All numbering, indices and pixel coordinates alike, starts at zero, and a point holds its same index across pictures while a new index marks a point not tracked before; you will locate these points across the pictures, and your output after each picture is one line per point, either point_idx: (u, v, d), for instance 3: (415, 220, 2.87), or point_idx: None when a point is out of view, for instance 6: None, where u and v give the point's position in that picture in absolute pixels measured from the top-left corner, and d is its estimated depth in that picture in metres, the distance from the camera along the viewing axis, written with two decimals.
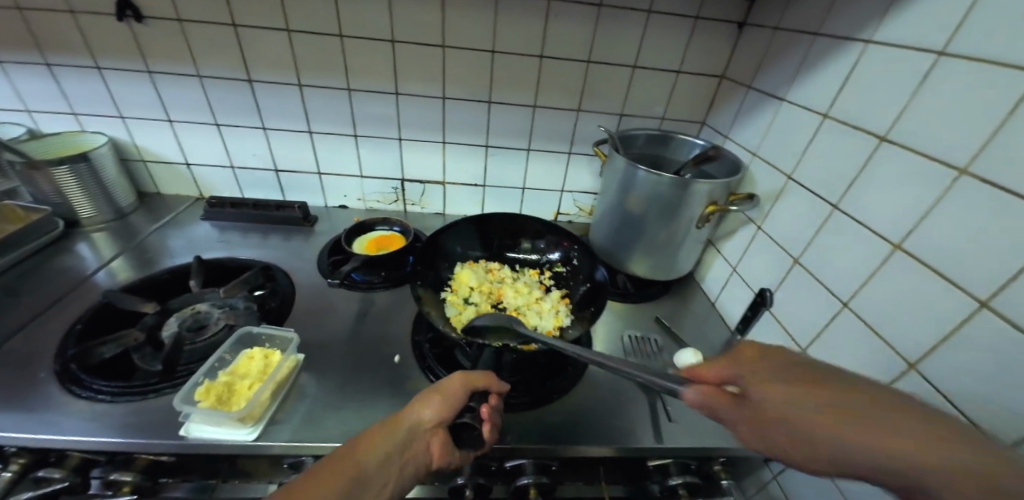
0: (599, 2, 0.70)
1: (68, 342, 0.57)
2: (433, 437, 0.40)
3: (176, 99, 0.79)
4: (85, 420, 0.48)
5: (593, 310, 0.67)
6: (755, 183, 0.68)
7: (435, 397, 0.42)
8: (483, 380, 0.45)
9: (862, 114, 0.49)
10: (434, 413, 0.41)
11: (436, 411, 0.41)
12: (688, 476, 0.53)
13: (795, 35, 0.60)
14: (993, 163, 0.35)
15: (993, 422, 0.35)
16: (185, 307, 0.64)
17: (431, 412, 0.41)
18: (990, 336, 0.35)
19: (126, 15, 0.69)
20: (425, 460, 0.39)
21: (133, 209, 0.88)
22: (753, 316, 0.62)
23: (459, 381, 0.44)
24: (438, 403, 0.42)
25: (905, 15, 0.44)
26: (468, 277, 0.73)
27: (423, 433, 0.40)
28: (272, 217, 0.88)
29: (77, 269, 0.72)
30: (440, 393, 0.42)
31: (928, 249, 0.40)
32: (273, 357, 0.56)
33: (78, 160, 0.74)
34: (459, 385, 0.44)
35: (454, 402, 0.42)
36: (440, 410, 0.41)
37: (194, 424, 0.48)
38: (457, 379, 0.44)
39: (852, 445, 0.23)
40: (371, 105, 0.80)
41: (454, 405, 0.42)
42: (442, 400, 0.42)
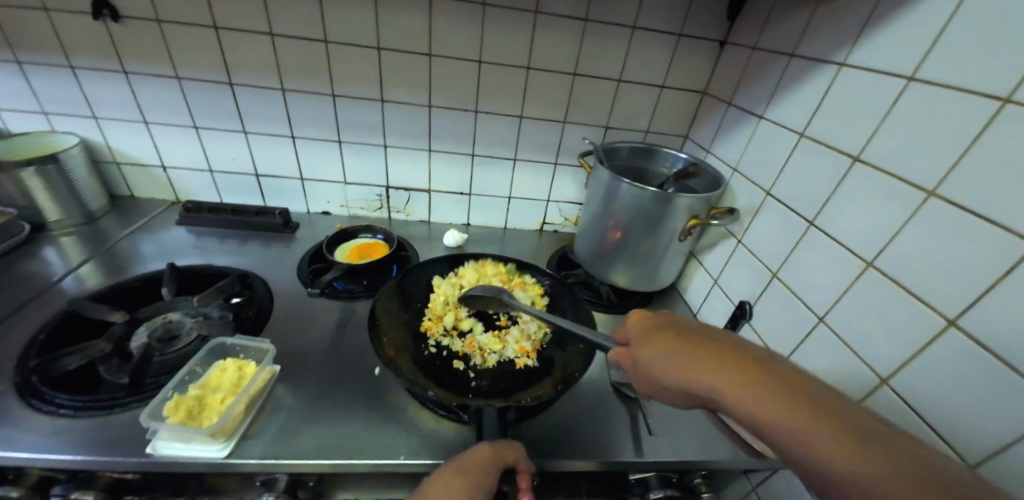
0: (586, 17, 0.71)
1: (29, 352, 0.55)
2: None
3: (154, 102, 0.77)
4: (45, 436, 0.46)
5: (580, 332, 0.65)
6: (735, 197, 0.69)
7: (471, 481, 0.39)
8: (512, 460, 0.43)
9: (836, 134, 0.50)
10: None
11: (473, 497, 0.38)
12: (669, 490, 0.52)
13: (772, 55, 0.62)
14: (959, 186, 0.37)
15: (960, 436, 0.36)
16: (156, 316, 0.62)
17: (467, 499, 0.38)
18: (957, 355, 0.36)
19: (103, 14, 0.67)
20: None
21: (104, 213, 0.85)
22: (732, 329, 0.65)
23: (492, 461, 0.42)
24: (475, 487, 0.39)
25: (877, 41, 0.45)
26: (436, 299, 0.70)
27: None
28: (252, 223, 0.86)
29: (42, 276, 0.69)
30: (475, 477, 0.40)
31: (898, 267, 0.42)
32: (247, 369, 0.55)
33: (47, 161, 0.71)
34: (494, 466, 0.42)
35: (483, 486, 0.39)
36: (476, 496, 0.38)
37: (161, 441, 0.46)
38: (495, 461, 0.42)
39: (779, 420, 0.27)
40: (356, 112, 0.79)
41: (489, 490, 0.40)
42: (478, 483, 0.39)
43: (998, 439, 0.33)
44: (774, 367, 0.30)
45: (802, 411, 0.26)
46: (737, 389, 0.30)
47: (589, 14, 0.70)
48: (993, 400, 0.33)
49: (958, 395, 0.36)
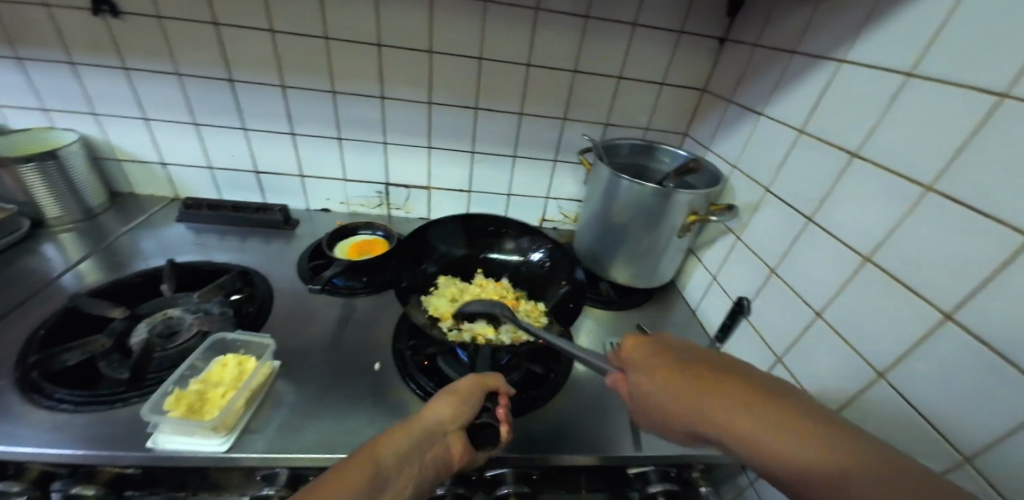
0: (586, 14, 0.71)
1: (29, 348, 0.55)
2: (455, 437, 0.41)
3: (153, 98, 0.77)
4: (46, 431, 0.46)
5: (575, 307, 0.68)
6: (734, 194, 0.69)
7: (452, 399, 0.43)
8: (494, 382, 0.49)
9: (835, 131, 0.51)
10: (454, 414, 0.42)
11: (456, 412, 0.42)
12: (668, 484, 0.52)
13: (772, 52, 0.62)
14: (957, 181, 0.37)
15: (956, 429, 0.36)
16: (156, 312, 0.62)
17: (450, 412, 0.42)
18: (954, 348, 0.36)
19: (102, 10, 0.67)
20: (448, 460, 0.40)
21: (103, 210, 0.85)
22: (731, 324, 0.66)
23: (472, 382, 0.46)
24: (455, 403, 0.43)
25: (876, 38, 0.46)
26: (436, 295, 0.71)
27: (445, 433, 0.40)
28: (252, 220, 0.86)
29: (41, 272, 0.69)
30: (454, 396, 0.44)
31: (896, 263, 0.42)
32: (248, 364, 0.55)
33: (46, 157, 0.71)
34: (472, 387, 0.46)
35: (472, 402, 0.44)
36: (459, 411, 0.42)
37: (164, 436, 0.46)
38: (470, 382, 0.46)
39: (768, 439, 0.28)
40: (356, 108, 0.79)
41: (469, 408, 0.44)
42: (457, 401, 0.43)
43: (993, 430, 0.33)
44: (742, 377, 0.33)
45: (787, 427, 0.27)
46: (707, 404, 0.32)
47: (590, 11, 0.70)
48: (988, 393, 0.34)
49: (954, 388, 0.36)
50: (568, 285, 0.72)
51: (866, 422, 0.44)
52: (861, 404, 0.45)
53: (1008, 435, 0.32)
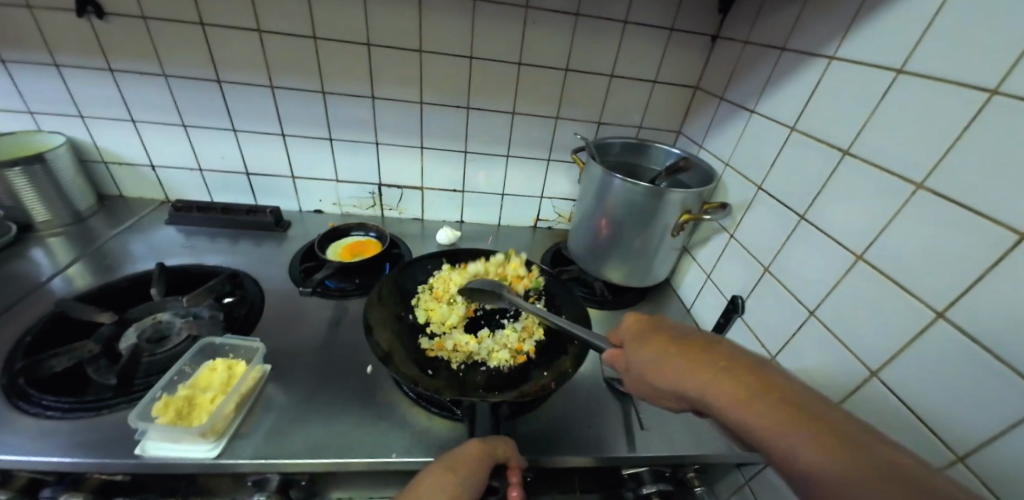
0: (576, 12, 0.70)
1: (15, 355, 0.54)
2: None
3: (140, 100, 0.76)
4: (32, 438, 0.45)
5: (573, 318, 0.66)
6: (727, 192, 0.69)
7: (453, 478, 0.39)
8: (504, 452, 0.44)
9: (826, 128, 0.50)
10: (452, 496, 0.38)
11: (455, 494, 0.38)
12: (661, 485, 0.52)
13: (763, 49, 0.62)
14: (947, 178, 0.37)
15: (949, 428, 0.36)
16: (146, 316, 0.61)
17: (448, 494, 0.38)
18: (946, 347, 0.36)
19: (87, 11, 0.66)
20: None
21: (92, 213, 0.84)
22: (726, 323, 0.65)
23: (477, 453, 0.42)
24: (456, 485, 0.39)
25: (866, 34, 0.45)
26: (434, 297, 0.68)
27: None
28: (243, 222, 0.85)
29: (29, 276, 0.68)
30: (457, 473, 0.40)
31: (887, 260, 0.42)
32: (237, 368, 0.54)
33: (33, 161, 0.70)
34: (477, 460, 0.41)
35: (474, 479, 0.40)
36: (458, 493, 0.39)
37: (150, 442, 0.45)
38: (475, 451, 0.42)
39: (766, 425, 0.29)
40: (347, 108, 0.78)
41: (472, 486, 0.39)
42: (459, 479, 0.39)
43: (984, 430, 0.33)
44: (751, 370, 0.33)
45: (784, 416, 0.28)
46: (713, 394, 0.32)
47: (580, 9, 0.70)
48: (979, 392, 0.34)
49: (946, 387, 0.36)
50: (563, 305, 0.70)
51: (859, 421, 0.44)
52: (854, 402, 0.45)
53: (1001, 433, 0.32)
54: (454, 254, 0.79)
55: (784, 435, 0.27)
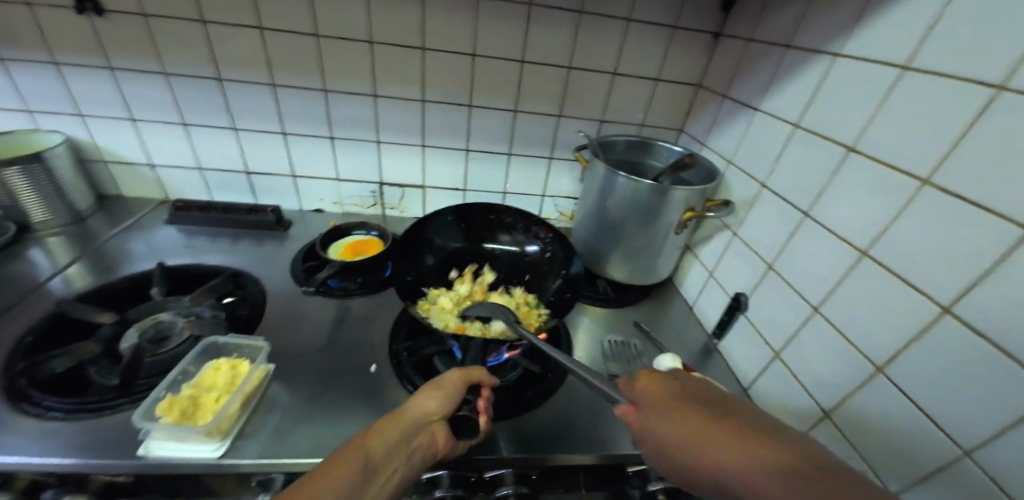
0: (579, 9, 0.70)
1: (15, 356, 0.53)
2: (439, 428, 0.40)
3: (139, 98, 0.75)
4: (34, 440, 0.45)
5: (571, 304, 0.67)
6: (730, 189, 0.69)
7: (436, 391, 0.42)
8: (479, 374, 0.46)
9: (831, 125, 0.50)
10: (437, 405, 0.41)
11: (442, 403, 0.41)
12: (668, 482, 0.52)
13: (767, 47, 0.62)
14: (953, 174, 0.37)
15: (956, 423, 0.36)
16: (146, 316, 0.61)
17: (434, 404, 0.41)
18: (953, 341, 0.36)
19: (86, 8, 0.66)
20: (430, 450, 0.39)
21: (91, 213, 0.84)
22: (729, 320, 0.66)
23: (456, 376, 0.44)
24: (440, 396, 0.42)
25: (872, 30, 0.45)
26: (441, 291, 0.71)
27: (428, 424, 0.39)
28: (244, 221, 0.85)
29: (28, 277, 0.68)
30: (440, 387, 0.43)
31: (893, 257, 0.42)
32: (241, 368, 0.54)
33: (31, 160, 0.70)
34: (455, 378, 0.44)
35: (454, 394, 0.42)
36: (444, 403, 0.41)
37: (155, 442, 0.45)
38: (453, 374, 0.44)
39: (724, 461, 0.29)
40: (348, 107, 0.78)
41: (455, 399, 0.42)
42: (440, 393, 0.42)
43: (992, 424, 0.33)
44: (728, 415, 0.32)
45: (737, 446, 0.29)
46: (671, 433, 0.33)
47: (583, 7, 0.70)
48: (986, 388, 0.34)
49: (952, 383, 0.36)
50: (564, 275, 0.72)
51: (865, 418, 0.44)
52: (859, 399, 0.45)
53: (1009, 427, 0.32)
54: (464, 214, 0.80)
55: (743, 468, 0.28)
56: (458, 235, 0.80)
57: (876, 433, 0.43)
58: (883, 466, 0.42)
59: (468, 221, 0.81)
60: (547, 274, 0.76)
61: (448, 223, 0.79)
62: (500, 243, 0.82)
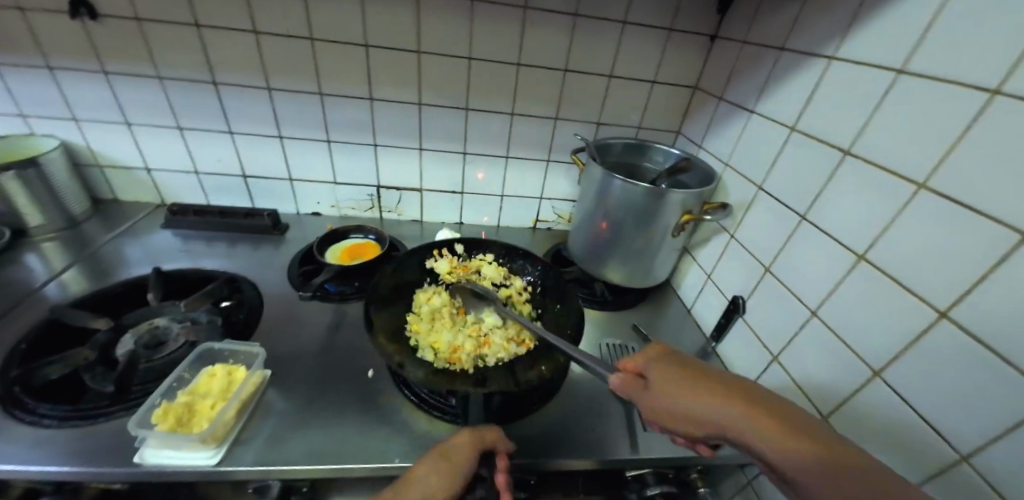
0: (575, 12, 0.70)
1: (10, 362, 0.53)
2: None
3: (135, 102, 0.75)
4: (28, 448, 0.45)
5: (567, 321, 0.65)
6: (727, 192, 0.69)
7: (444, 468, 0.41)
8: (491, 445, 0.44)
9: (827, 129, 0.50)
10: (444, 485, 0.40)
11: (448, 483, 0.40)
12: (665, 486, 0.52)
13: (762, 49, 0.62)
14: (948, 178, 0.37)
15: (953, 428, 0.36)
16: (142, 322, 0.60)
17: (440, 485, 0.40)
18: (949, 346, 0.36)
19: (80, 13, 0.65)
20: None
21: (87, 217, 0.83)
22: (727, 323, 0.66)
23: (466, 446, 0.43)
24: (449, 473, 0.40)
25: (867, 33, 0.45)
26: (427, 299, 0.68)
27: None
28: (240, 225, 0.85)
29: (23, 282, 0.67)
30: (448, 462, 0.41)
31: (889, 261, 0.42)
32: (237, 374, 0.54)
33: (26, 165, 0.69)
34: (466, 451, 0.42)
35: (464, 471, 0.41)
36: (450, 482, 0.40)
37: (150, 450, 0.45)
38: (464, 443, 0.43)
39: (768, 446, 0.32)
40: (345, 111, 0.78)
41: (464, 475, 0.41)
42: (450, 469, 0.41)
43: (990, 429, 0.33)
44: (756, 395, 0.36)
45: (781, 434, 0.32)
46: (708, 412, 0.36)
47: (579, 10, 0.70)
48: (983, 393, 0.34)
49: (949, 387, 0.36)
50: (562, 304, 0.69)
51: (862, 422, 0.44)
52: (857, 403, 0.45)
53: (1006, 432, 0.32)
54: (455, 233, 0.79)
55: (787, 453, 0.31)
56: (450, 252, 0.79)
57: (874, 437, 0.43)
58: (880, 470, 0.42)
59: (462, 235, 0.79)
60: (541, 291, 0.74)
61: (439, 240, 0.78)
62: (493, 257, 0.80)
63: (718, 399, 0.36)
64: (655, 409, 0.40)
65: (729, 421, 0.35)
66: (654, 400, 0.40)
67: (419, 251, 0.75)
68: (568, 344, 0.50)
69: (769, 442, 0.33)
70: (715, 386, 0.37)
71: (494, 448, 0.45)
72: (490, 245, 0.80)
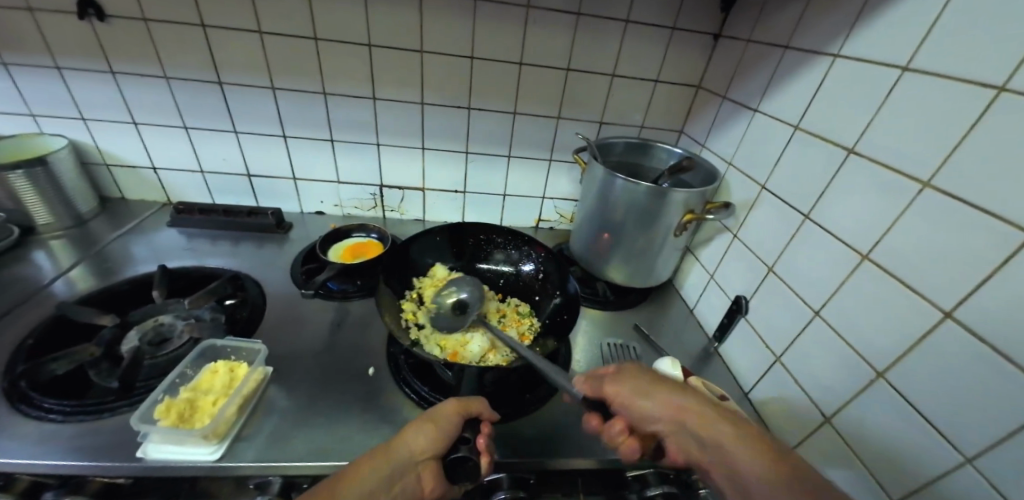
0: (578, 11, 0.70)
1: (17, 358, 0.54)
2: (427, 468, 0.39)
3: (142, 102, 0.76)
4: (33, 443, 0.45)
5: (567, 318, 0.65)
6: (730, 191, 0.69)
7: (430, 427, 0.41)
8: (475, 410, 0.45)
9: (831, 127, 0.50)
10: (428, 443, 0.40)
11: (432, 442, 0.40)
12: (665, 487, 0.51)
13: (766, 48, 0.61)
14: (954, 176, 0.36)
15: (958, 430, 0.35)
16: (147, 319, 0.61)
17: (424, 442, 0.40)
18: (954, 347, 0.36)
19: (88, 13, 0.66)
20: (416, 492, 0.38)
21: (94, 215, 0.84)
22: (729, 323, 0.66)
23: (450, 410, 0.43)
24: (433, 433, 0.41)
25: (871, 31, 0.45)
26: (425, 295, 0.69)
27: (415, 465, 0.39)
28: (244, 224, 0.85)
29: (30, 280, 0.68)
30: (434, 423, 0.42)
31: (893, 261, 0.41)
32: (239, 371, 0.54)
33: (34, 164, 0.70)
34: (449, 414, 0.43)
35: (446, 429, 0.41)
36: (435, 441, 0.40)
37: (153, 445, 0.45)
38: (448, 408, 0.43)
39: (735, 447, 0.35)
40: (348, 110, 0.78)
41: (448, 436, 0.41)
42: (432, 429, 0.41)
43: (995, 432, 0.33)
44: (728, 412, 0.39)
45: (749, 445, 0.35)
46: (677, 408, 0.40)
47: (581, 9, 0.70)
48: (987, 395, 0.33)
49: (953, 388, 0.36)
50: (561, 296, 0.70)
51: (866, 424, 0.44)
52: (859, 405, 0.44)
53: (1011, 435, 0.31)
54: (455, 234, 0.79)
55: (750, 456, 0.34)
56: (450, 254, 0.79)
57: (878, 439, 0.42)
58: (884, 473, 0.42)
59: (461, 239, 0.80)
60: (541, 296, 0.74)
61: (437, 243, 0.78)
62: (492, 260, 0.80)
63: (674, 391, 0.41)
64: (627, 392, 0.43)
65: (683, 408, 0.40)
66: (615, 383, 0.44)
67: (418, 254, 0.75)
68: (548, 365, 0.50)
69: (738, 455, 0.34)
70: (671, 383, 0.43)
71: (479, 417, 0.45)
72: (490, 248, 0.80)
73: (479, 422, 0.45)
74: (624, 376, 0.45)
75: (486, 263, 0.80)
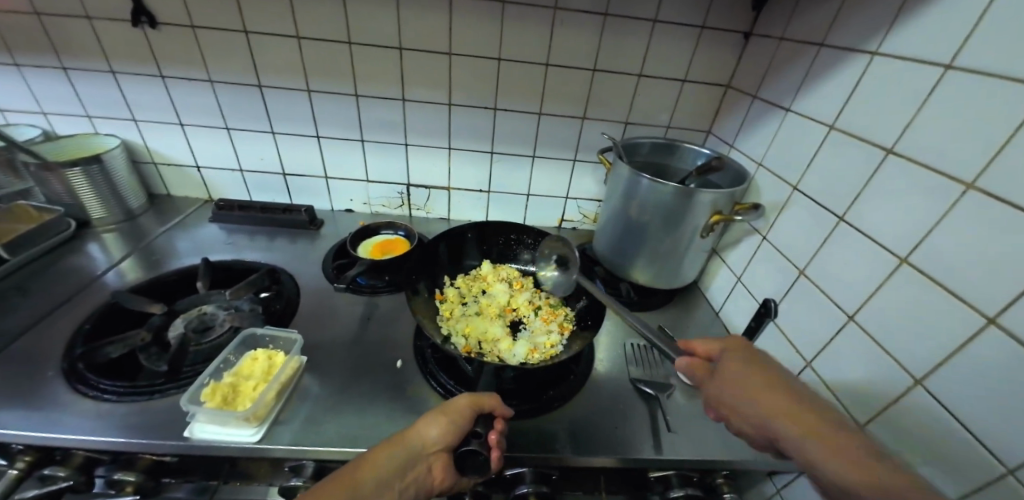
0: (606, 12, 0.70)
1: (76, 340, 0.58)
2: (437, 460, 0.41)
3: (187, 103, 0.80)
4: (91, 419, 0.49)
5: (592, 323, 0.65)
6: (761, 192, 0.67)
7: (442, 420, 0.42)
8: (491, 405, 0.45)
9: (869, 127, 0.48)
10: (439, 436, 0.41)
11: (444, 435, 0.41)
12: (690, 489, 0.52)
13: (800, 46, 0.60)
14: (999, 178, 0.35)
15: (1000, 440, 0.34)
16: (192, 308, 0.65)
17: (435, 435, 0.41)
18: (997, 354, 0.34)
19: (141, 21, 0.71)
20: (426, 481, 0.40)
21: (143, 211, 0.90)
22: (757, 327, 0.62)
23: (465, 404, 0.44)
24: (445, 426, 0.42)
25: (912, 29, 0.43)
26: (455, 294, 0.71)
27: (426, 456, 0.40)
28: (279, 220, 0.89)
29: (86, 270, 0.73)
30: (446, 415, 0.42)
31: (935, 266, 0.40)
32: (277, 358, 0.57)
33: (91, 162, 0.76)
34: (464, 409, 0.43)
35: (459, 423, 0.42)
36: (447, 434, 0.41)
37: (199, 424, 0.48)
38: (464, 402, 0.44)
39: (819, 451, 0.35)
40: (380, 111, 0.81)
41: (460, 429, 0.42)
42: (446, 422, 0.42)
43: None
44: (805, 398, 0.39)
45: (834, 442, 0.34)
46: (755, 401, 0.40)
47: (609, 10, 0.70)
48: None
49: (997, 397, 0.34)
50: (587, 298, 0.70)
51: (901, 433, 0.42)
52: (894, 412, 0.43)
53: None
54: (483, 233, 0.80)
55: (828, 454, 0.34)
56: (477, 252, 0.81)
57: (916, 448, 0.41)
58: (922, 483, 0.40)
59: (490, 238, 0.81)
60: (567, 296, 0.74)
61: (465, 241, 0.79)
62: (520, 259, 0.81)
63: (752, 389, 0.41)
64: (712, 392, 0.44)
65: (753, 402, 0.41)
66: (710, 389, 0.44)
67: (447, 251, 0.77)
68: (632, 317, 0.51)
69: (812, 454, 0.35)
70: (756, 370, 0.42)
71: (492, 412, 0.45)
72: (518, 246, 0.81)
73: (492, 417, 0.45)
74: (715, 379, 0.44)
75: (513, 262, 0.82)
